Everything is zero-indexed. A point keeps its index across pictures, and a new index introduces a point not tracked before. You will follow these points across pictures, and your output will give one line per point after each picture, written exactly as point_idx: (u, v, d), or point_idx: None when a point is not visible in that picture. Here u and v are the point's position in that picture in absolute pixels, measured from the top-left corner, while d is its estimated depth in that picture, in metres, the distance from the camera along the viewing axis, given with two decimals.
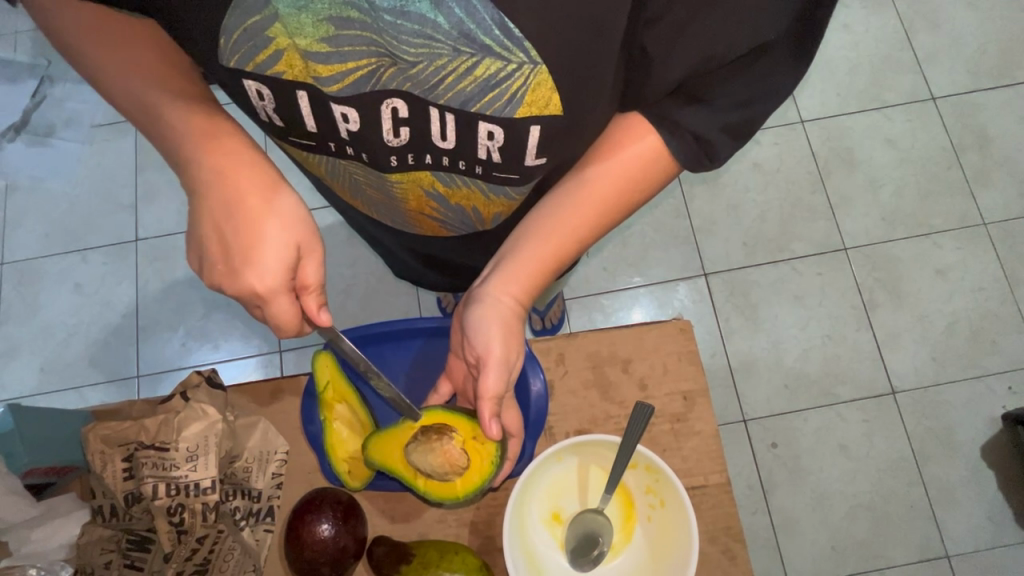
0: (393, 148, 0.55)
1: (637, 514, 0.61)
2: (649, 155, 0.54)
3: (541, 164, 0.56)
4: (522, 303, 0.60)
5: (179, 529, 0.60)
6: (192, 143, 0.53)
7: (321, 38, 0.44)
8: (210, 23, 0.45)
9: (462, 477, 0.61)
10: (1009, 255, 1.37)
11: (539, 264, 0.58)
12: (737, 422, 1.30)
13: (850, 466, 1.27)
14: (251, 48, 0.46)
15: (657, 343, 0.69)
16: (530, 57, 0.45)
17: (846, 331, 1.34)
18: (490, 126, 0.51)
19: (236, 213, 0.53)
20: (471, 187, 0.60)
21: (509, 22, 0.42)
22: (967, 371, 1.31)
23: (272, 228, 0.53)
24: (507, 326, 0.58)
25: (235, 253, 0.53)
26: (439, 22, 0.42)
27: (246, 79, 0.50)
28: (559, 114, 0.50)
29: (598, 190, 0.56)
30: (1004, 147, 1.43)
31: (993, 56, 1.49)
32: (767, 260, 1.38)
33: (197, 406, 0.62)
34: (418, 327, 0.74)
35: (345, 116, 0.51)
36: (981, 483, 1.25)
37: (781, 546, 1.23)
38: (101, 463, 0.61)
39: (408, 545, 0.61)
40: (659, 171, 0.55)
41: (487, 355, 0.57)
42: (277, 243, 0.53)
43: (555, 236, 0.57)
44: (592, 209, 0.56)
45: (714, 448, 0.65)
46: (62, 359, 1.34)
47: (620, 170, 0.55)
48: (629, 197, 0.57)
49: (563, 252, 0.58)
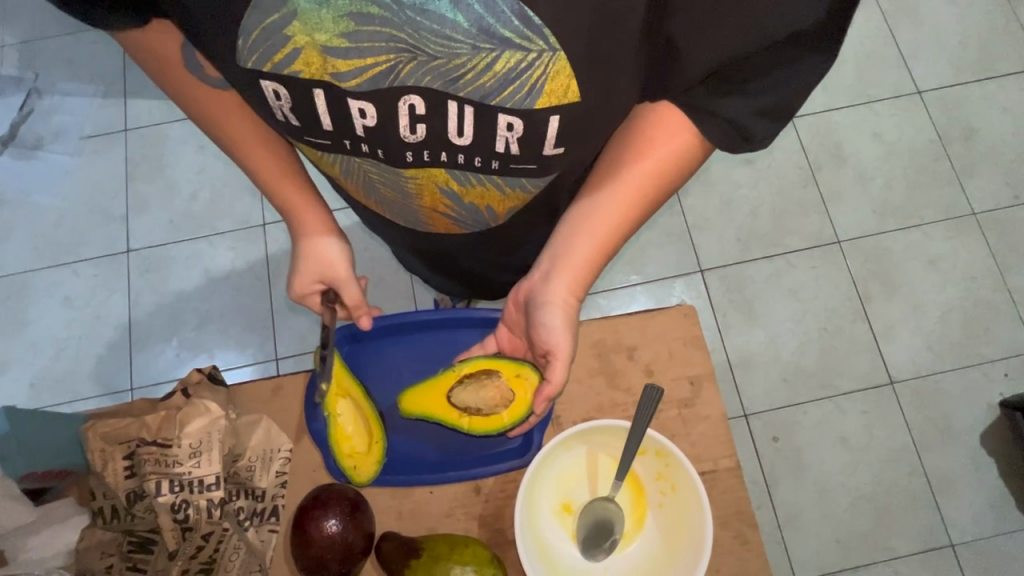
0: (409, 144, 0.54)
1: (648, 501, 0.61)
2: (682, 147, 0.55)
3: (558, 155, 0.56)
4: (577, 299, 0.61)
5: (183, 526, 0.59)
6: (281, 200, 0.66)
7: (340, 33, 0.44)
8: (227, 21, 0.45)
9: (508, 410, 0.64)
10: (999, 243, 1.39)
11: (590, 260, 0.59)
12: (739, 417, 1.30)
13: (851, 458, 1.27)
14: (269, 47, 0.46)
15: (661, 329, 0.69)
16: (550, 45, 0.44)
17: (843, 323, 1.35)
18: (509, 117, 0.50)
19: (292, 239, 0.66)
20: (486, 184, 0.60)
21: (529, 11, 0.42)
22: (962, 359, 1.32)
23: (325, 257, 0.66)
24: (567, 321, 0.59)
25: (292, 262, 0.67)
26: (459, 21, 0.42)
27: (263, 79, 0.50)
28: (578, 102, 0.49)
29: (636, 185, 0.57)
30: (989, 139, 1.45)
31: (974, 50, 1.52)
32: (763, 254, 1.39)
33: (198, 402, 0.62)
34: (423, 320, 0.73)
35: (362, 111, 0.51)
36: (982, 471, 1.26)
37: (787, 541, 1.22)
38: (102, 461, 0.60)
39: (416, 540, 0.60)
40: (693, 161, 0.57)
41: (553, 351, 0.59)
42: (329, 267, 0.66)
43: (605, 234, 0.59)
44: (631, 204, 0.58)
45: (723, 433, 0.64)
46: (54, 373, 1.32)
47: (658, 167, 0.56)
48: (663, 188, 0.58)
49: (608, 247, 0.60)
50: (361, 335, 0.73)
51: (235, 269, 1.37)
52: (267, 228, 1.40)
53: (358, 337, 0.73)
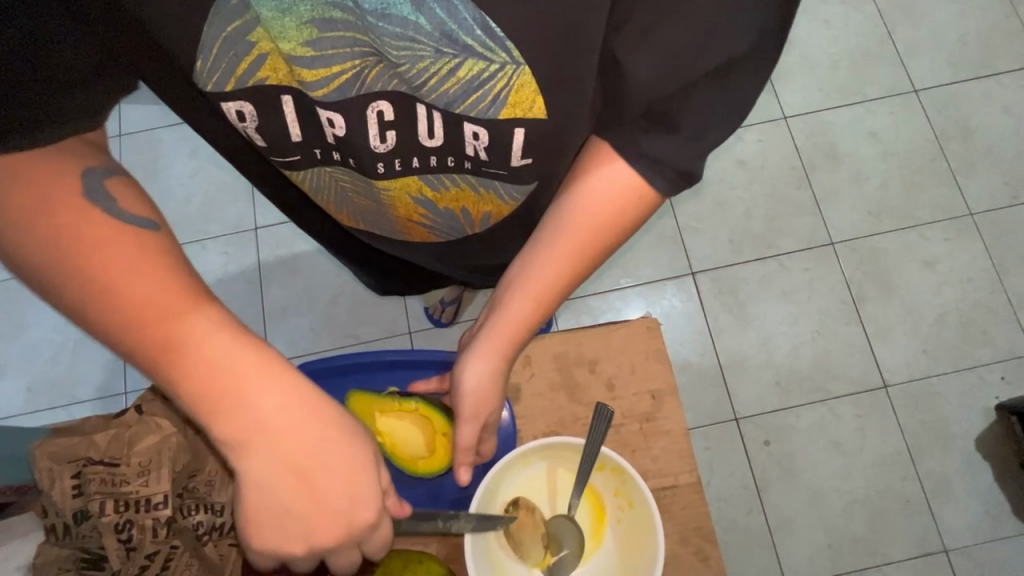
0: (379, 154, 0.54)
1: (607, 517, 0.60)
2: (620, 199, 0.49)
3: (528, 165, 0.55)
4: (511, 360, 0.54)
5: (128, 546, 0.59)
6: (215, 385, 0.38)
7: (304, 42, 0.43)
8: (184, 35, 0.44)
9: (423, 459, 0.68)
10: (997, 245, 1.36)
11: (525, 322, 0.53)
12: (729, 421, 1.29)
13: (843, 462, 1.25)
14: (231, 58, 0.45)
15: (624, 342, 0.69)
16: (513, 57, 0.43)
17: (836, 326, 1.33)
18: (474, 127, 0.50)
19: (286, 441, 0.38)
20: (461, 185, 0.58)
21: (490, 20, 0.41)
22: (957, 363, 1.30)
23: (336, 449, 0.39)
24: (489, 388, 0.53)
25: (295, 494, 0.38)
26: (421, 24, 0.41)
27: (225, 101, 0.49)
28: (544, 119, 0.49)
29: (574, 242, 0.50)
30: (988, 137, 1.43)
31: (972, 47, 1.49)
32: (754, 257, 1.38)
33: (150, 419, 0.62)
34: (387, 359, 0.73)
35: (331, 121, 0.50)
36: (976, 477, 1.24)
37: (777, 545, 1.21)
38: (48, 480, 0.59)
39: (372, 554, 0.60)
40: (636, 208, 0.50)
41: (459, 414, 0.54)
42: (342, 470, 0.39)
43: (539, 292, 0.52)
44: (570, 258, 0.51)
45: (684, 448, 0.64)
46: (50, 377, 1.33)
47: (599, 215, 0.49)
48: (607, 240, 0.51)
49: (545, 307, 0.53)
50: (323, 372, 0.72)
51: (226, 274, 1.38)
52: (258, 233, 1.41)
53: (321, 373, 0.72)
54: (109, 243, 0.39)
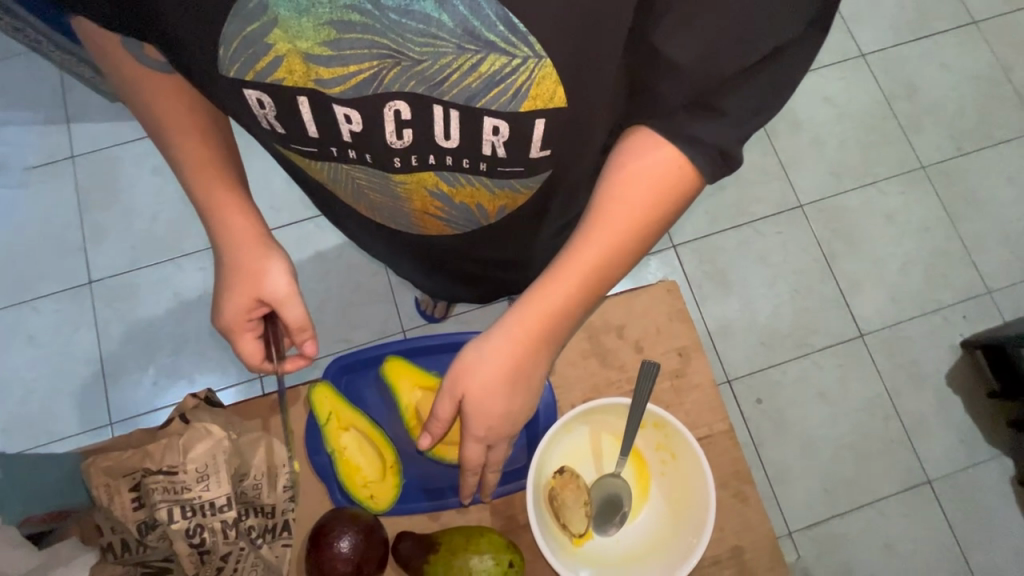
0: (396, 150, 0.53)
1: (652, 472, 0.63)
2: (660, 175, 0.47)
3: (546, 156, 0.53)
4: (536, 345, 0.50)
5: (200, 550, 0.59)
6: (205, 196, 0.56)
7: (322, 42, 0.42)
8: (208, 31, 0.43)
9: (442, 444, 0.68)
10: (948, 194, 1.46)
11: (555, 302, 0.49)
12: (722, 384, 1.34)
13: (831, 410, 1.33)
14: (251, 55, 0.44)
15: (646, 305, 0.71)
16: (535, 51, 0.43)
17: (811, 283, 1.40)
18: (495, 120, 0.48)
19: (231, 250, 0.56)
20: (475, 185, 0.57)
21: (514, 17, 0.41)
22: (924, 306, 1.39)
23: (257, 272, 0.55)
24: (500, 367, 0.49)
25: (224, 288, 0.56)
26: (443, 20, 0.41)
27: (245, 88, 0.47)
28: (564, 107, 0.48)
29: (613, 218, 0.48)
30: (931, 94, 1.53)
31: (909, 10, 1.58)
32: (730, 225, 1.43)
33: (199, 425, 0.61)
34: (424, 345, 0.73)
35: (347, 117, 0.49)
36: (949, 410, 1.33)
37: (777, 495, 1.28)
38: (107, 495, 0.59)
39: (433, 534, 0.62)
40: (677, 188, 0.48)
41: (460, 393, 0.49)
42: (255, 287, 0.55)
43: (573, 268, 0.49)
44: (610, 235, 0.48)
45: (714, 400, 0.67)
46: (26, 416, 1.27)
47: (637, 192, 0.48)
48: (646, 222, 0.49)
49: (578, 287, 0.49)
50: (360, 364, 0.72)
51: (205, 291, 1.34)
52: None
53: (356, 365, 0.72)
54: (165, 92, 0.54)
